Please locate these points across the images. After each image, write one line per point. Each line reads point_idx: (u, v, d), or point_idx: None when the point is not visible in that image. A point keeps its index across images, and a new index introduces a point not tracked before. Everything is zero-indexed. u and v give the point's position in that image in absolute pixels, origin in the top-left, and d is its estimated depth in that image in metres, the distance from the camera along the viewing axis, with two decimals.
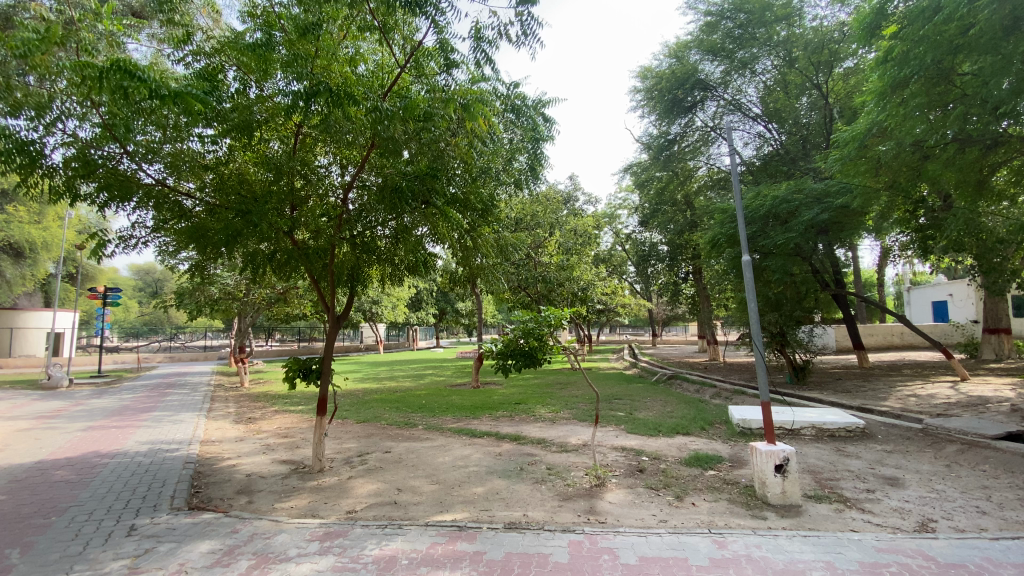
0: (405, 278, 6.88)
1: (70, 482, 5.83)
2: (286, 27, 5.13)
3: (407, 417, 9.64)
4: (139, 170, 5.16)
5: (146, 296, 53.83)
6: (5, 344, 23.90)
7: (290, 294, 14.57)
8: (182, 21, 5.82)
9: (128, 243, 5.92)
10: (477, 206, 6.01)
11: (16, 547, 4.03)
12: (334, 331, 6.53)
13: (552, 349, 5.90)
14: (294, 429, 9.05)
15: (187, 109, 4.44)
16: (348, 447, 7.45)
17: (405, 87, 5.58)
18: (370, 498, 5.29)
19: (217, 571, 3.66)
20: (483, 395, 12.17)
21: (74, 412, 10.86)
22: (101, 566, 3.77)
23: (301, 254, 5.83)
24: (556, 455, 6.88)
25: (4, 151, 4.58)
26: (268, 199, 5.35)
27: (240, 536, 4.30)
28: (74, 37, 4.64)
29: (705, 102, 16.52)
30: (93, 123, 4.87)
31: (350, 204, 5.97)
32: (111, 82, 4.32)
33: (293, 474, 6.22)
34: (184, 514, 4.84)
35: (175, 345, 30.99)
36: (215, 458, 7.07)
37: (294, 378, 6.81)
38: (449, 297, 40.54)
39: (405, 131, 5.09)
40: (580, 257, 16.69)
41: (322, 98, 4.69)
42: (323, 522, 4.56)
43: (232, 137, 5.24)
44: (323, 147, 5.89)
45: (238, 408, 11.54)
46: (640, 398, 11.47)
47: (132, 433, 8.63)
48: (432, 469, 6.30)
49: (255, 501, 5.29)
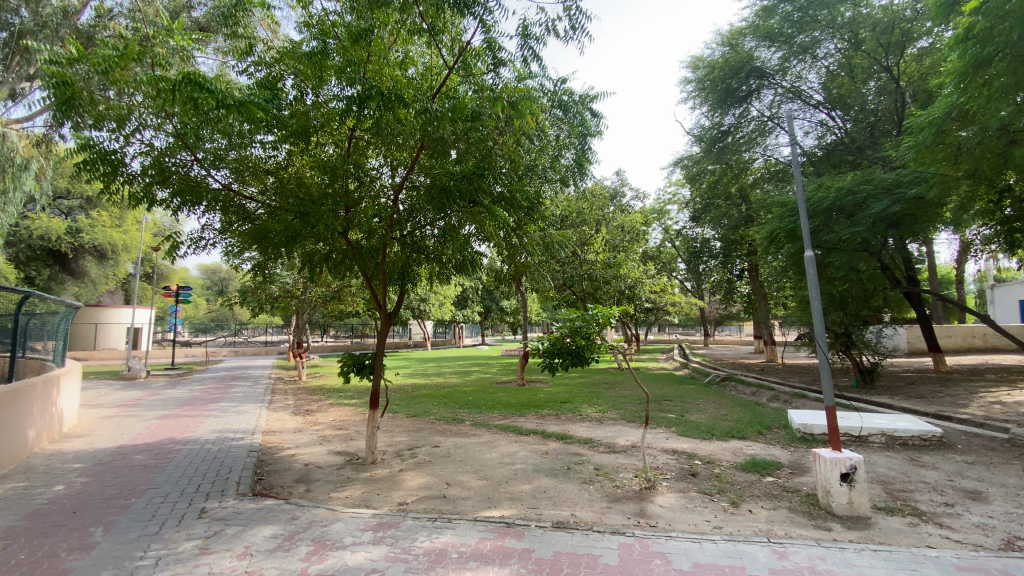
0: (453, 276, 6.99)
1: (148, 466, 6.32)
2: (340, 35, 5.31)
3: (455, 413, 9.78)
4: (208, 175, 5.49)
5: (215, 295, 57.89)
6: (90, 338, 26.22)
7: (343, 291, 15.11)
8: (245, 33, 6.12)
9: (198, 244, 6.31)
10: (522, 204, 6.03)
11: (101, 526, 4.40)
12: (386, 327, 6.68)
13: (600, 348, 5.78)
14: (348, 422, 9.41)
15: (250, 118, 4.72)
16: (399, 440, 7.66)
17: (452, 88, 5.62)
18: (420, 491, 5.42)
19: (279, 555, 3.85)
20: (529, 393, 12.11)
21: (151, 401, 11.74)
22: (175, 545, 4.06)
23: (355, 253, 6.06)
24: (604, 455, 6.78)
25: (90, 160, 5.00)
26: (325, 200, 5.56)
27: (299, 522, 4.50)
28: (150, 53, 4.99)
29: (761, 91, 15.71)
30: (167, 133, 5.21)
31: (401, 204, 6.13)
32: (183, 94, 4.63)
33: (347, 465, 6.45)
34: (249, 499, 5.13)
35: (239, 340, 33.05)
36: (276, 447, 7.46)
37: (348, 372, 7.04)
38: (494, 296, 40.79)
39: (454, 132, 5.16)
40: (628, 254, 16.38)
41: (373, 103, 4.85)
42: (376, 513, 4.71)
43: (291, 142, 5.52)
44: (375, 150, 6.03)
45: (296, 401, 12.09)
46: (691, 399, 11.13)
47: (202, 422, 9.25)
48: (480, 465, 6.37)
49: (313, 490, 5.53)
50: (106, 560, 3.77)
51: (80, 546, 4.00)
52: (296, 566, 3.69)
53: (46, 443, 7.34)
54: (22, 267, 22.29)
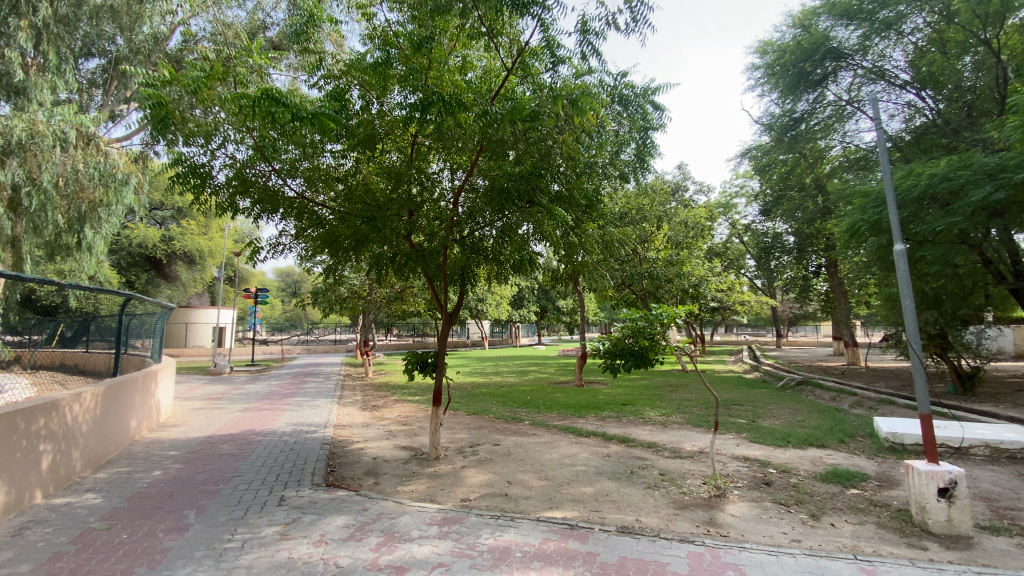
0: (511, 277, 7.06)
1: (233, 455, 6.84)
2: (402, 44, 5.48)
3: (514, 412, 9.81)
4: (284, 185, 5.85)
5: (289, 296, 61.85)
6: (182, 336, 28.74)
7: (405, 291, 15.62)
8: (315, 48, 6.44)
9: (276, 249, 6.74)
10: (581, 202, 5.98)
11: (194, 509, 4.81)
12: (447, 327, 6.79)
13: (664, 349, 5.59)
14: (412, 418, 9.71)
15: (322, 128, 4.99)
16: (461, 438, 7.80)
17: (511, 89, 5.63)
18: (482, 488, 5.49)
19: (352, 544, 4.04)
20: (588, 394, 11.95)
21: (235, 395, 12.71)
22: (259, 530, 4.36)
23: (417, 255, 6.23)
24: (669, 460, 6.57)
25: (182, 174, 5.47)
26: (390, 205, 5.76)
27: (369, 514, 4.69)
28: (232, 73, 5.39)
29: (839, 73, 14.60)
30: (247, 146, 5.60)
31: (461, 207, 6.22)
32: (262, 109, 4.94)
33: (412, 460, 6.65)
34: (322, 489, 5.42)
35: (310, 338, 35.08)
36: (346, 441, 7.83)
37: (412, 370, 7.26)
38: (550, 296, 40.72)
39: (514, 132, 5.17)
40: (691, 251, 15.79)
41: (435, 108, 4.95)
42: (440, 507, 4.82)
43: (358, 150, 5.76)
44: (435, 155, 6.18)
45: (363, 397, 12.62)
46: (763, 404, 10.54)
47: (279, 415, 9.88)
48: (541, 465, 6.35)
49: (381, 482, 5.76)
50: (198, 541, 4.12)
51: (176, 527, 4.40)
52: (367, 555, 3.84)
53: (146, 432, 8.14)
54: (125, 272, 24.77)
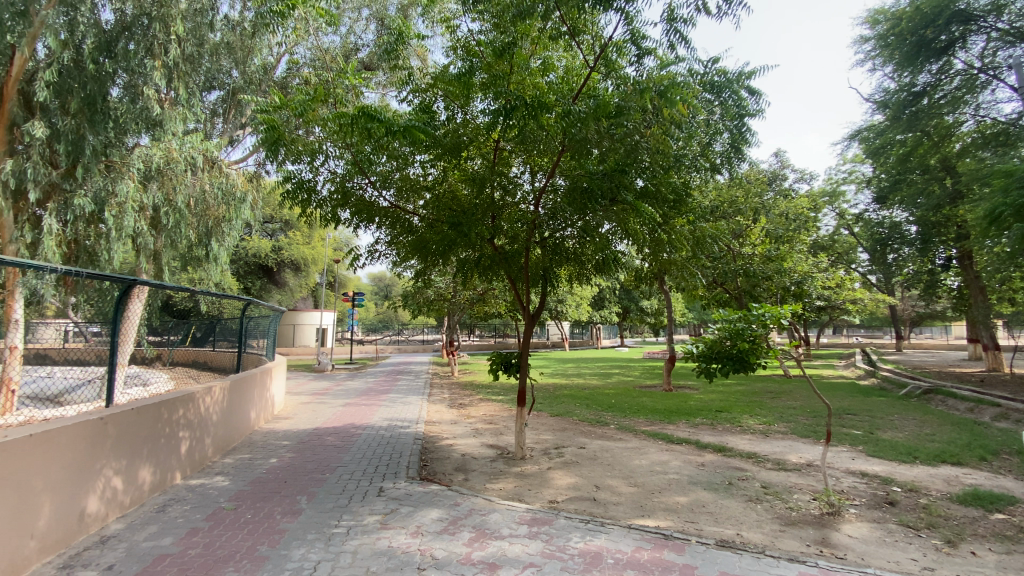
0: (594, 277, 7.00)
1: (337, 446, 7.40)
2: (484, 53, 5.61)
3: (600, 416, 9.66)
4: (378, 196, 6.22)
5: (381, 298, 66.02)
6: (290, 336, 31.70)
7: (487, 294, 16.00)
8: (404, 64, 6.81)
9: (373, 255, 7.21)
10: (668, 197, 5.81)
11: (306, 495, 5.27)
12: (530, 329, 6.82)
13: (768, 353, 5.23)
14: (498, 417, 9.91)
15: (414, 140, 5.29)
16: (546, 439, 7.83)
17: (593, 87, 5.56)
18: (570, 491, 5.45)
19: (446, 538, 4.19)
20: (678, 399, 11.46)
21: (337, 391, 13.77)
22: (362, 518, 4.67)
23: (501, 258, 6.34)
24: (772, 472, 6.10)
25: (292, 190, 6.02)
26: (475, 211, 5.91)
27: (461, 509, 4.84)
28: (333, 94, 5.83)
29: (968, 38, 12.77)
30: (345, 161, 6.02)
31: (542, 209, 6.23)
32: (360, 126, 5.32)
33: (500, 459, 6.78)
34: (417, 483, 5.68)
35: (400, 338, 37.08)
36: (437, 437, 8.17)
37: (497, 370, 7.38)
38: (633, 296, 39.73)
39: (598, 130, 5.07)
40: (792, 245, 14.62)
41: (518, 113, 5.00)
42: (529, 507, 4.86)
43: (445, 159, 5.99)
44: (516, 158, 6.24)
45: (451, 395, 13.11)
46: (882, 414, 9.45)
47: (375, 411, 10.54)
48: (630, 471, 6.18)
49: (470, 479, 5.94)
50: (310, 525, 4.49)
51: (291, 510, 4.84)
52: (460, 550, 3.96)
53: (263, 422, 9.06)
54: (243, 279, 27.72)
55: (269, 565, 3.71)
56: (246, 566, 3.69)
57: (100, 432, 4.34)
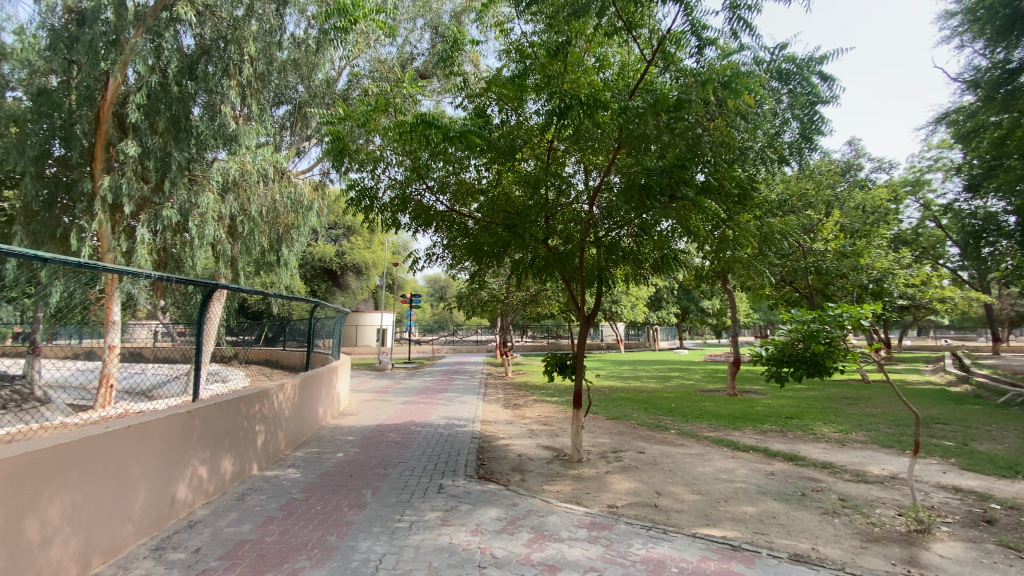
0: (651, 277, 6.82)
1: (398, 443, 7.65)
2: (538, 54, 5.60)
3: (659, 420, 9.40)
4: (435, 201, 6.37)
5: (437, 299, 67.73)
6: (353, 336, 33.15)
7: (540, 295, 15.98)
8: (458, 70, 6.92)
9: (431, 258, 7.40)
10: (733, 192, 5.58)
11: (370, 489, 5.48)
12: (584, 331, 6.73)
13: (846, 356, 4.88)
14: (553, 418, 9.87)
15: (470, 145, 5.37)
16: (603, 442, 7.70)
17: (651, 81, 5.45)
18: (629, 496, 5.33)
19: (505, 537, 4.21)
20: (743, 404, 10.93)
21: (397, 389, 14.24)
22: (423, 514, 4.79)
23: (556, 259, 6.28)
24: (850, 484, 5.68)
25: (357, 198, 6.31)
26: (529, 212, 5.89)
27: (519, 509, 4.85)
28: (393, 104, 6.04)
29: None
30: (405, 168, 6.21)
31: (597, 209, 6.14)
32: (418, 133, 5.46)
33: (557, 460, 6.74)
34: (475, 482, 5.76)
35: (456, 339, 37.83)
36: (493, 437, 8.25)
37: (552, 371, 7.34)
38: (692, 296, 38.45)
39: (657, 125, 4.94)
40: (870, 240, 13.58)
41: (574, 112, 4.94)
42: (588, 511, 4.79)
43: (499, 162, 6.04)
44: (570, 157, 6.18)
45: (506, 396, 13.21)
46: (978, 424, 8.57)
47: (433, 409, 10.79)
48: (693, 478, 5.96)
49: (527, 479, 5.94)
50: (375, 518, 4.66)
51: (357, 503, 5.06)
52: (519, 550, 3.97)
53: (330, 418, 9.52)
54: (310, 283, 29.30)
55: (337, 556, 3.88)
56: (318, 556, 3.88)
57: (188, 425, 4.70)
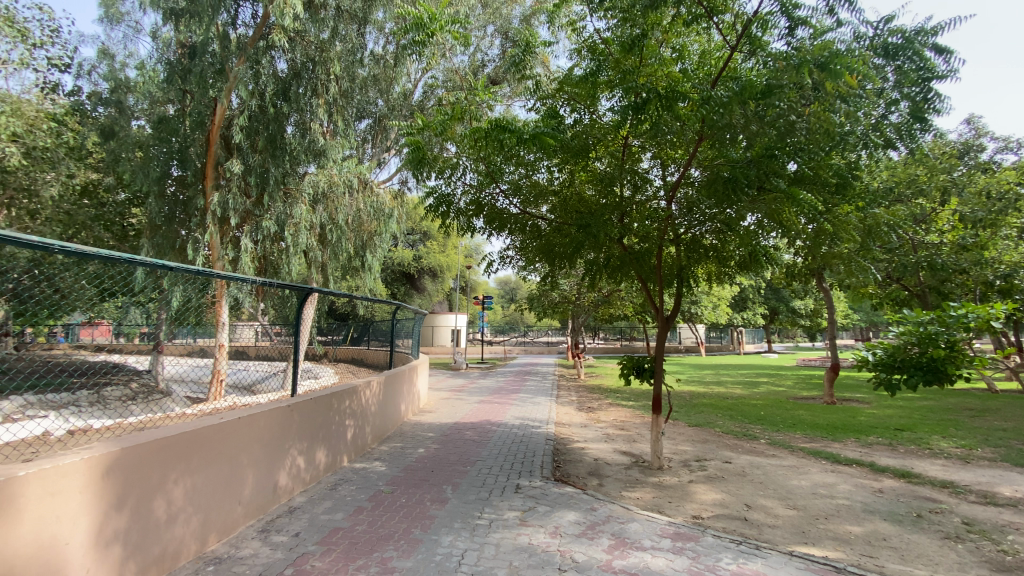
0: (736, 276, 6.44)
1: (475, 442, 7.81)
2: (612, 50, 5.49)
3: (746, 428, 8.85)
4: (509, 204, 6.43)
5: (508, 301, 68.66)
6: (429, 337, 34.43)
7: (614, 295, 15.64)
8: (530, 73, 6.96)
9: (505, 260, 7.48)
10: (831, 181, 5.17)
11: (450, 485, 5.64)
12: (663, 333, 6.48)
13: (972, 362, 4.31)
14: (630, 423, 9.61)
15: (544, 146, 5.38)
16: (685, 450, 7.38)
17: (734, 68, 5.17)
18: (715, 507, 5.05)
19: (585, 542, 4.15)
20: (844, 414, 9.99)
21: (472, 389, 14.57)
22: (502, 513, 4.85)
23: (632, 258, 6.08)
24: (978, 507, 5.00)
25: (435, 204, 6.53)
26: (604, 211, 5.74)
27: (599, 515, 4.76)
28: (468, 111, 6.19)
29: None
30: (479, 173, 6.31)
31: (676, 205, 5.89)
32: (493, 138, 5.56)
33: (635, 467, 6.54)
34: (552, 484, 5.75)
35: (528, 340, 38.07)
36: (568, 439, 8.18)
37: (629, 375, 7.13)
38: (781, 295, 35.85)
39: (744, 114, 4.69)
40: (997, 230, 11.89)
41: (652, 106, 4.79)
42: (671, 520, 4.61)
43: (573, 162, 5.97)
44: (646, 152, 6.00)
45: (580, 398, 13.05)
46: None
47: (508, 409, 10.92)
48: (787, 491, 5.53)
49: (605, 484, 5.83)
50: (456, 514, 4.79)
51: (438, 498, 5.22)
52: (600, 556, 3.90)
53: (411, 415, 9.94)
54: (391, 286, 30.76)
55: (422, 548, 4.03)
56: (404, 547, 4.05)
57: (288, 418, 5.10)
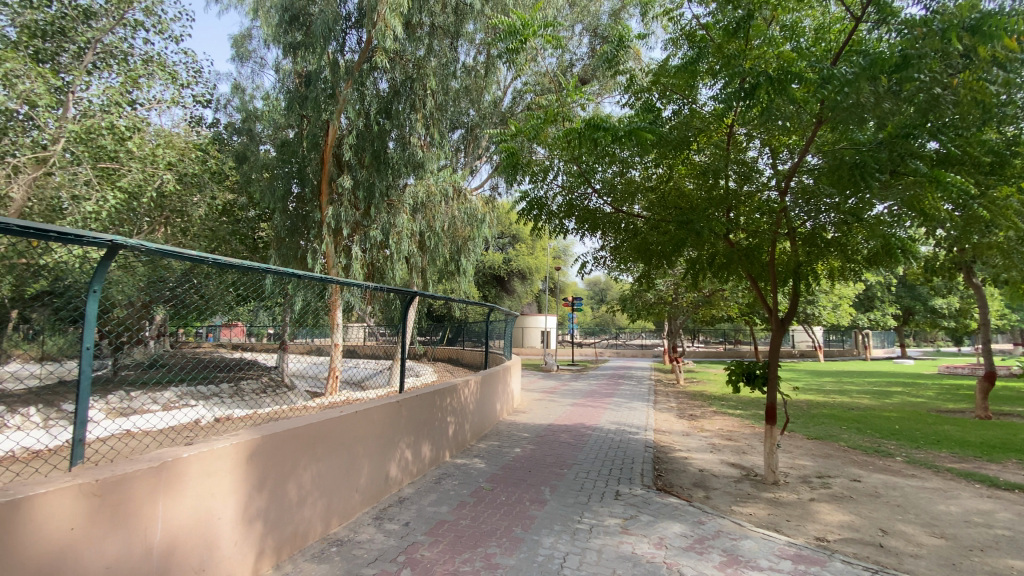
0: (865, 272, 5.76)
1: (571, 445, 7.76)
2: (714, 36, 5.21)
3: (876, 443, 7.91)
4: (602, 204, 6.32)
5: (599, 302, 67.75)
6: (520, 338, 34.95)
7: (715, 295, 14.78)
8: (623, 69, 6.84)
9: (599, 261, 7.36)
10: (984, 160, 4.47)
11: (548, 487, 5.67)
12: (778, 337, 5.97)
13: None
14: (737, 432, 8.99)
15: (641, 143, 5.20)
16: (803, 464, 6.75)
17: (858, 42, 4.69)
18: (843, 529, 4.55)
19: (694, 556, 3.94)
20: (1004, 432, 8.53)
21: (566, 391, 14.53)
22: (603, 519, 4.76)
23: (739, 255, 5.67)
24: None
25: (531, 207, 6.59)
26: (706, 206, 5.42)
27: (707, 528, 4.50)
28: (562, 112, 6.22)
29: None
30: (571, 175, 6.28)
31: (790, 195, 5.43)
32: (587, 138, 5.52)
33: (746, 480, 6.09)
34: (654, 493, 5.54)
35: (620, 343, 37.20)
36: (669, 447, 7.83)
37: (737, 381, 6.64)
38: (915, 292, 31.53)
39: (875, 91, 4.18)
40: None
41: (762, 91, 4.46)
42: (791, 541, 4.22)
43: (670, 156, 5.72)
44: (753, 139, 5.60)
45: (680, 405, 12.46)
46: None
47: (603, 413, 10.73)
48: (933, 518, 4.82)
49: (713, 497, 5.49)
50: (556, 516, 4.79)
51: (537, 499, 5.27)
52: (711, 572, 3.68)
53: (506, 415, 10.13)
54: (483, 288, 31.68)
55: (524, 548, 4.08)
56: (507, 545, 4.13)
57: (398, 413, 5.44)
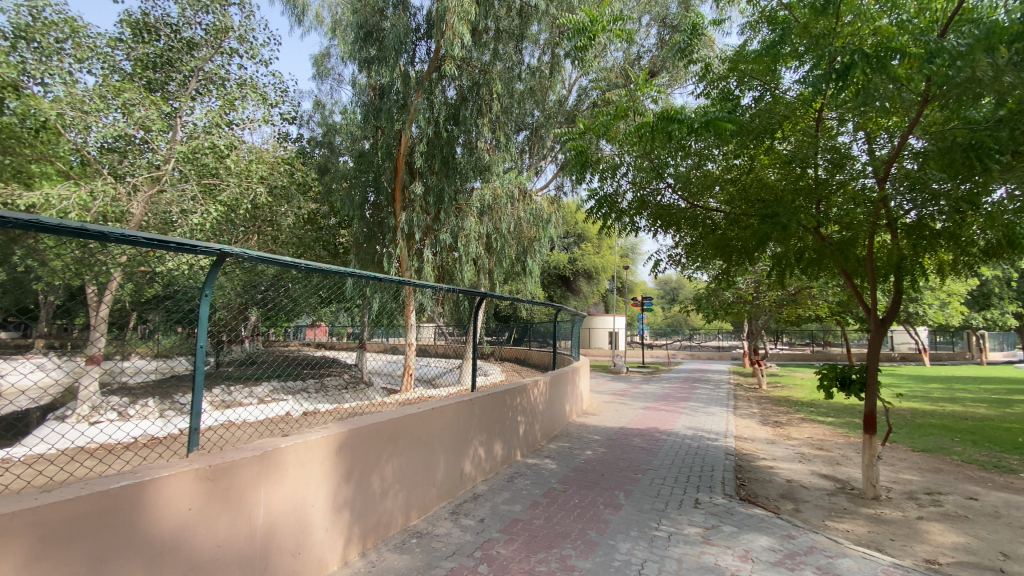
0: (984, 267, 5.11)
1: (645, 449, 7.54)
2: (799, 15, 4.88)
3: (998, 458, 7.00)
4: (677, 199, 6.07)
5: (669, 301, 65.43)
6: (587, 338, 34.53)
7: (801, 293, 13.76)
8: (697, 57, 6.55)
9: (673, 259, 7.08)
10: None
11: (623, 491, 5.55)
12: (878, 338, 5.44)
13: None
14: (829, 442, 8.31)
15: (719, 133, 4.98)
16: (908, 479, 6.11)
17: (969, 9, 4.23)
18: (960, 553, 4.07)
19: (784, 572, 3.70)
20: None
21: (636, 393, 14.16)
22: (681, 527, 4.59)
23: (831, 249, 5.24)
24: None
25: (603, 204, 6.48)
26: (793, 197, 5.05)
27: (798, 544, 4.20)
28: (632, 107, 6.08)
29: None
30: (640, 170, 6.03)
31: (889, 182, 4.96)
32: (660, 131, 5.35)
33: (841, 493, 5.62)
34: (737, 502, 5.25)
35: (693, 344, 35.65)
36: (752, 456, 7.39)
37: (829, 387, 6.14)
38: None
39: (994, 63, 3.75)
40: None
41: (858, 69, 4.10)
42: (897, 562, 3.84)
43: (750, 145, 5.42)
44: (845, 121, 5.16)
45: (762, 411, 11.72)
46: None
47: (677, 417, 10.33)
48: None
49: (803, 510, 5.12)
50: (632, 521, 4.68)
51: (611, 503, 5.17)
52: None
53: (576, 417, 10.04)
54: (548, 288, 31.63)
55: (599, 552, 4.02)
56: (582, 547, 4.10)
57: (471, 411, 5.56)
